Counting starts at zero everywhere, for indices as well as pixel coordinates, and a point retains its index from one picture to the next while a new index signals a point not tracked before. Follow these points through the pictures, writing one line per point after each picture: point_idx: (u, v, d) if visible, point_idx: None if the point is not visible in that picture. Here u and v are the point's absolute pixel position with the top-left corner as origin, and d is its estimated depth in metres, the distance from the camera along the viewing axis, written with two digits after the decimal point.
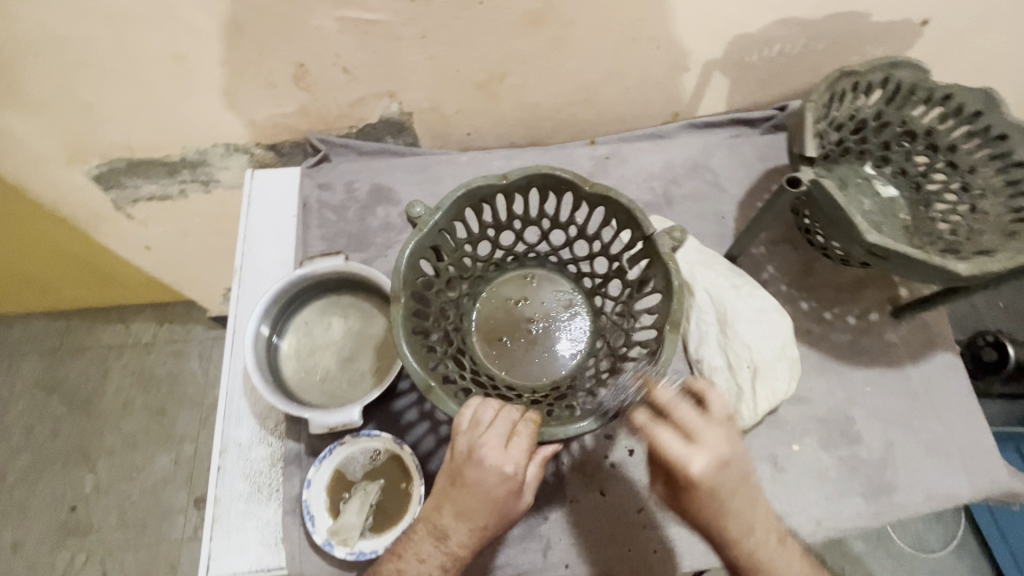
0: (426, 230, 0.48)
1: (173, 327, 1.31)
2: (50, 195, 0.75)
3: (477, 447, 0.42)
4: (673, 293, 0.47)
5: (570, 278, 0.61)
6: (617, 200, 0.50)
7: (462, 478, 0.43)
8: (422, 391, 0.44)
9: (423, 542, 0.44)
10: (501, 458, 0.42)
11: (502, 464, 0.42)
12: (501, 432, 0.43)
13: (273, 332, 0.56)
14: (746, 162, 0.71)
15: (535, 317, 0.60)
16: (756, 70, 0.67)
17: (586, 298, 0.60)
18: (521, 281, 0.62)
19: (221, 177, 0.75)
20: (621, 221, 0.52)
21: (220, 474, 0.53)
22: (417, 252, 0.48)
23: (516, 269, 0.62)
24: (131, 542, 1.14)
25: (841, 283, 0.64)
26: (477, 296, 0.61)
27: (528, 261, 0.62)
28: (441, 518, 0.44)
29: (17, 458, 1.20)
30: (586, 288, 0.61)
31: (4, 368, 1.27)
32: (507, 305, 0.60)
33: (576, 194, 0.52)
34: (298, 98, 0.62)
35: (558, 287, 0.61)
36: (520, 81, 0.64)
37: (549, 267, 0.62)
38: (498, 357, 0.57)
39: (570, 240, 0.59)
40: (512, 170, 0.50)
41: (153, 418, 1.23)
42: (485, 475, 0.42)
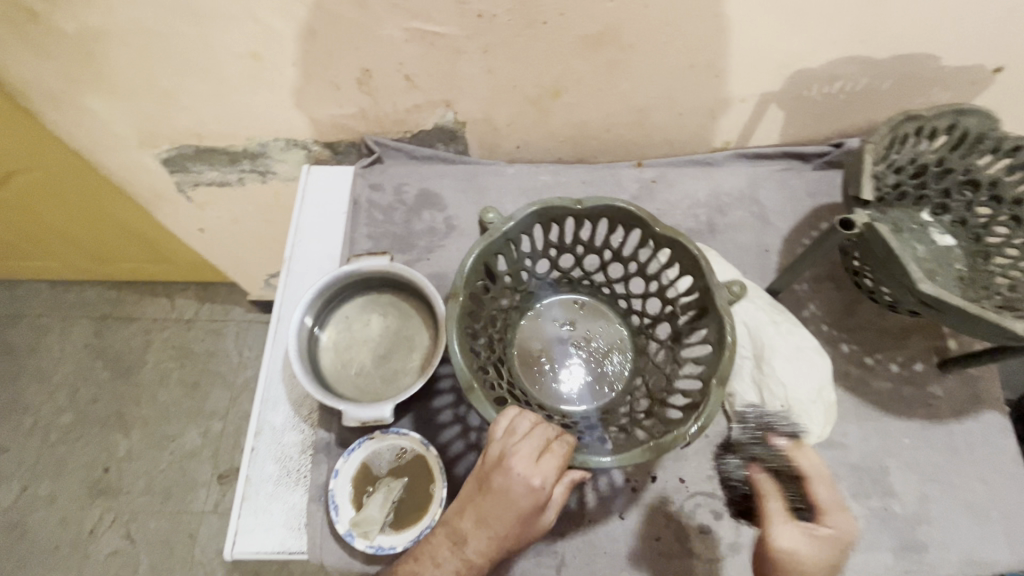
0: (494, 238, 0.50)
1: (214, 306, 1.37)
2: (121, 174, 0.80)
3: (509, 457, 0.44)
4: (726, 349, 0.46)
5: (619, 313, 0.62)
6: (684, 242, 0.50)
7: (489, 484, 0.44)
8: (463, 389, 0.45)
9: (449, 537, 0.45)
10: (528, 470, 0.43)
11: (530, 478, 0.43)
12: (536, 447, 0.43)
13: (316, 324, 0.58)
14: (795, 197, 0.70)
15: (576, 344, 0.60)
16: (814, 104, 0.66)
17: (631, 335, 0.61)
18: (571, 306, 0.62)
19: (278, 169, 0.79)
20: (683, 264, 0.52)
21: (254, 454, 0.56)
22: (478, 263, 0.49)
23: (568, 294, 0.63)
24: (155, 509, 1.18)
25: (885, 328, 0.62)
26: (523, 314, 0.61)
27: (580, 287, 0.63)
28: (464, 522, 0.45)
29: (60, 416, 1.26)
30: (633, 326, 0.61)
31: (57, 330, 1.34)
32: (553, 327, 0.61)
33: (642, 228, 0.53)
34: (359, 101, 0.64)
35: (606, 319, 0.62)
36: (575, 99, 0.64)
37: (601, 297, 0.62)
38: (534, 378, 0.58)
39: (626, 275, 0.59)
40: (585, 197, 0.51)
41: (188, 391, 1.29)
42: (511, 485, 0.43)
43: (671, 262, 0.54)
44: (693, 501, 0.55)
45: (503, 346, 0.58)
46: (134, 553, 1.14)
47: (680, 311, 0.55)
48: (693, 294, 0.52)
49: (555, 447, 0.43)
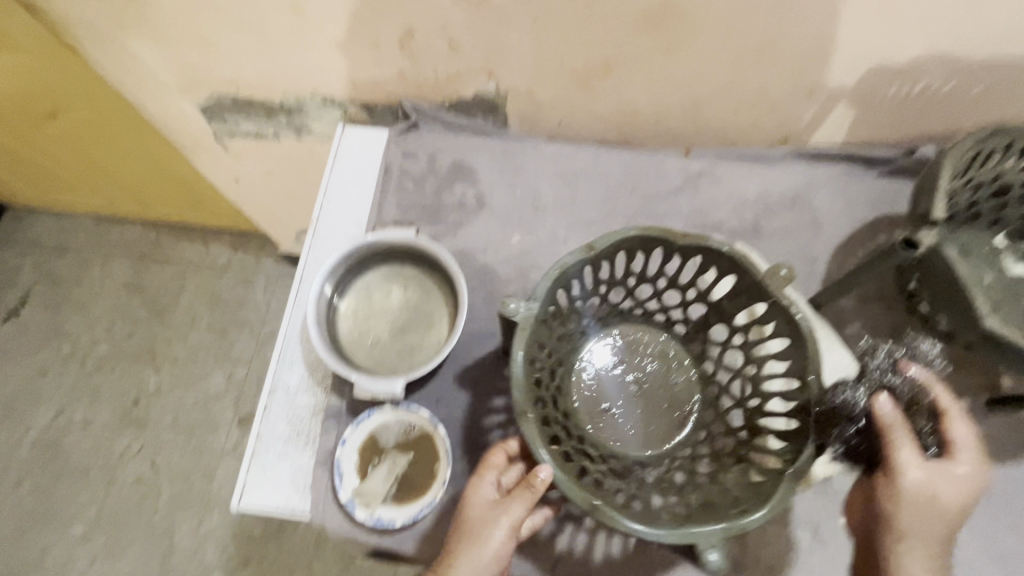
0: (537, 304, 0.45)
1: (246, 256, 1.39)
2: (162, 119, 0.81)
3: (472, 500, 0.46)
4: (806, 338, 0.45)
5: (660, 327, 0.59)
6: (753, 269, 0.48)
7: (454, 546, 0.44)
8: (587, 510, 0.40)
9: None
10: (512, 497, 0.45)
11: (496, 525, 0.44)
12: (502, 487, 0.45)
13: (335, 292, 0.58)
14: (853, 204, 0.65)
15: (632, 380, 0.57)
16: (889, 105, 0.60)
17: (682, 344, 0.58)
18: (604, 342, 0.58)
19: (313, 127, 0.77)
20: (752, 290, 0.50)
21: (266, 413, 0.56)
22: (551, 290, 0.46)
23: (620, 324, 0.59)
24: (179, 444, 1.24)
25: (933, 356, 0.58)
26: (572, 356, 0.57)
27: (611, 319, 0.59)
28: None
29: (98, 347, 1.32)
30: (681, 335, 0.59)
31: (99, 265, 1.40)
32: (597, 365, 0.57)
33: (709, 257, 0.50)
34: (400, 63, 0.62)
35: (654, 341, 0.59)
36: (624, 79, 0.60)
37: (636, 320, 0.59)
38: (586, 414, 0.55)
39: (659, 291, 0.56)
40: (635, 226, 0.47)
41: (216, 336, 1.33)
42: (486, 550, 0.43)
43: (737, 288, 0.51)
44: None
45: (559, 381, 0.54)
46: (157, 483, 1.21)
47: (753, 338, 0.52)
48: (770, 323, 0.50)
49: (614, 521, 0.40)
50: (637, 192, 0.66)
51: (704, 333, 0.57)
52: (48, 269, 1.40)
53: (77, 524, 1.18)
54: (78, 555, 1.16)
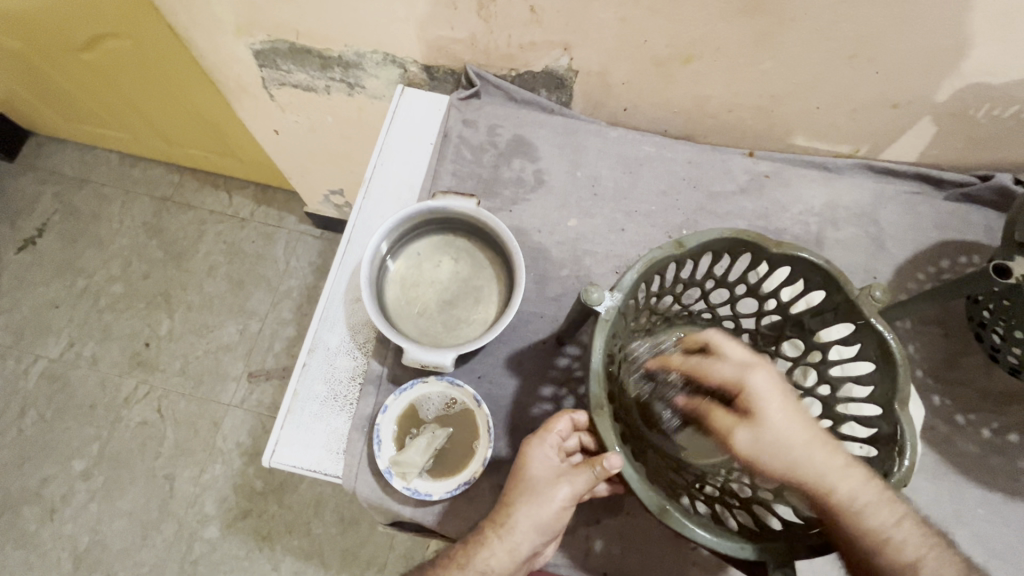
0: (622, 291, 0.44)
1: (270, 211, 1.37)
2: (210, 58, 0.78)
3: (531, 461, 0.45)
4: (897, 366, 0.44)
5: (726, 334, 0.58)
6: (843, 285, 0.46)
7: (512, 502, 0.44)
8: (657, 514, 0.41)
9: (486, 568, 0.43)
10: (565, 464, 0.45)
11: (558, 487, 0.44)
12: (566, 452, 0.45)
13: (388, 254, 0.56)
14: (920, 225, 0.63)
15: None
16: (975, 127, 0.58)
17: (749, 355, 0.57)
18: None
19: (368, 84, 0.75)
20: (840, 309, 0.48)
21: (304, 370, 0.55)
22: (637, 284, 0.45)
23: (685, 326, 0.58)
24: (187, 391, 1.23)
25: (988, 389, 0.57)
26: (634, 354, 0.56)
27: (679, 321, 0.58)
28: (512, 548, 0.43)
29: (112, 285, 1.31)
30: (747, 345, 0.58)
31: (119, 202, 1.37)
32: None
33: (798, 269, 0.49)
34: (474, 26, 0.59)
35: None
36: (706, 68, 0.58)
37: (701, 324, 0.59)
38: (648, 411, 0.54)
39: (733, 299, 0.55)
40: (726, 229, 0.46)
41: (232, 288, 1.31)
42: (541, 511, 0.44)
43: (823, 303, 0.50)
44: None
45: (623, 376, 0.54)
46: (161, 428, 1.20)
47: (832, 356, 0.51)
48: (855, 344, 0.48)
49: (683, 527, 0.41)
50: (700, 188, 0.64)
51: (775, 344, 0.56)
52: (67, 201, 1.37)
53: (78, 460, 1.18)
54: (77, 490, 1.16)
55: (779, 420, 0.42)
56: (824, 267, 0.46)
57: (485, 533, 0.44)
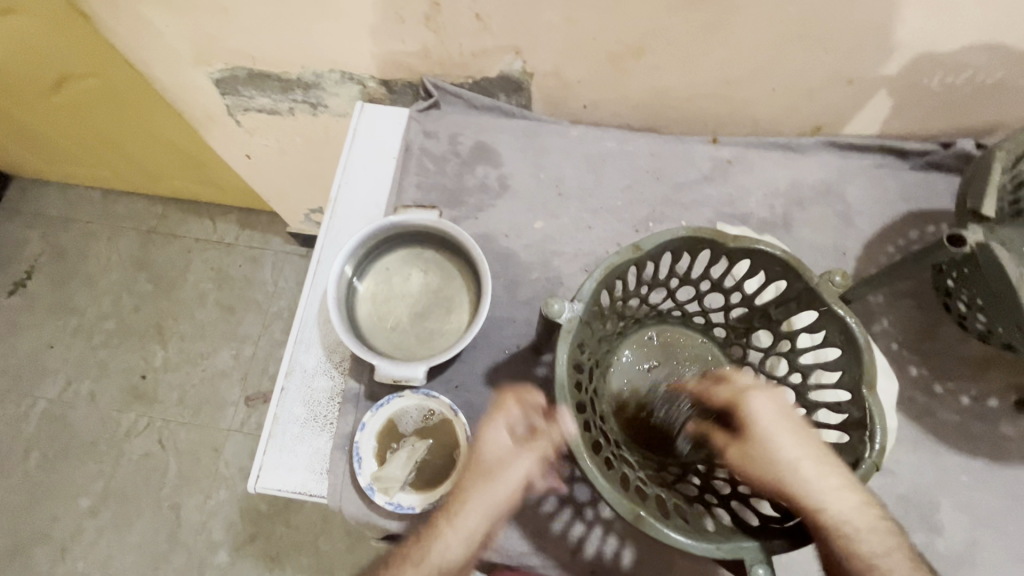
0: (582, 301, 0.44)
1: (254, 234, 1.38)
2: (174, 90, 0.79)
3: (484, 446, 0.48)
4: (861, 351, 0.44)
5: (698, 329, 0.58)
6: (802, 274, 0.46)
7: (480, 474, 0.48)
8: (630, 520, 0.38)
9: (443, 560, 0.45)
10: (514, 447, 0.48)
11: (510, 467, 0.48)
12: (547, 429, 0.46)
13: (354, 274, 0.56)
14: (886, 198, 0.63)
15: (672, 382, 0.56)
16: (930, 96, 0.58)
17: (723, 350, 0.58)
18: (643, 344, 0.58)
19: (330, 103, 0.75)
20: (802, 297, 0.48)
21: (283, 394, 0.55)
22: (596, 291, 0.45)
23: (657, 326, 0.59)
24: (186, 420, 1.24)
25: (964, 355, 0.57)
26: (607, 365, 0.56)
27: (650, 320, 0.58)
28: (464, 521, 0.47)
29: (105, 321, 1.32)
30: (719, 339, 0.58)
31: (105, 238, 1.38)
32: (634, 366, 0.57)
33: (757, 262, 0.49)
34: (424, 38, 0.60)
35: (692, 344, 0.58)
36: (657, 61, 0.58)
37: (673, 321, 0.59)
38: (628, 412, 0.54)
39: (701, 294, 0.55)
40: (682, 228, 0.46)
41: (223, 314, 1.32)
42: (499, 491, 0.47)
43: (786, 293, 0.50)
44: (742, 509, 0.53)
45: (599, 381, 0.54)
46: (164, 458, 1.21)
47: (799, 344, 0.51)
48: (821, 330, 0.49)
49: (662, 534, 0.38)
50: (664, 179, 0.64)
51: (745, 337, 0.56)
52: (53, 242, 1.38)
53: (84, 497, 1.19)
54: (85, 527, 1.17)
55: (779, 446, 0.42)
56: (782, 258, 0.47)
57: (438, 525, 0.47)
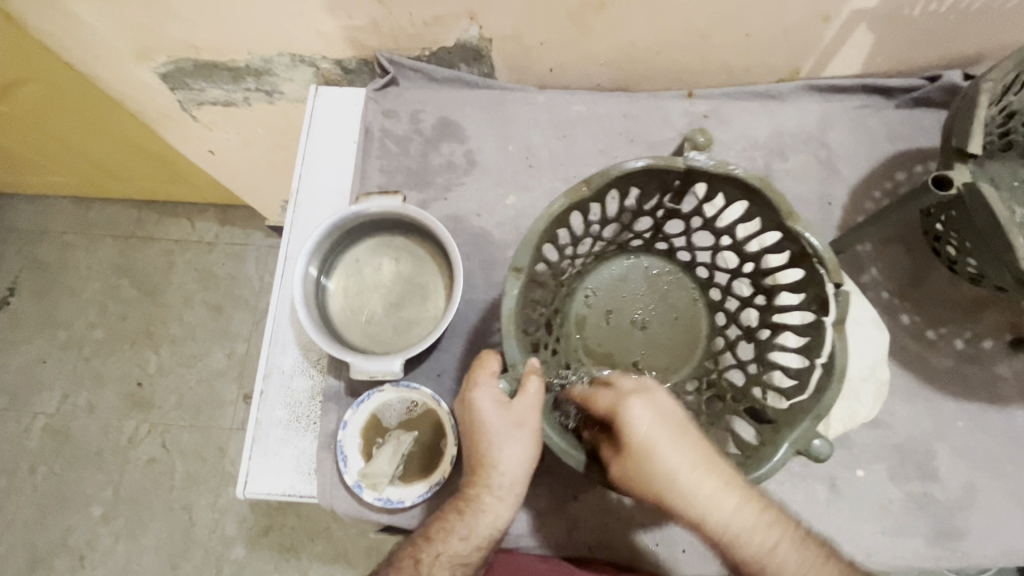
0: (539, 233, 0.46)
1: (234, 230, 1.35)
2: (121, 89, 0.75)
3: (476, 412, 0.45)
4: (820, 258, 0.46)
5: (661, 255, 0.61)
6: (774, 202, 0.48)
7: (478, 506, 0.46)
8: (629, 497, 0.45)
9: (486, 527, 0.46)
10: (495, 424, 0.45)
11: (504, 453, 0.45)
12: (525, 436, 0.45)
13: (322, 272, 0.54)
14: (871, 141, 0.60)
15: (639, 319, 0.60)
16: (913, 26, 0.54)
17: (687, 271, 0.61)
18: (609, 279, 0.61)
19: (285, 89, 0.71)
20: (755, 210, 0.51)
21: (263, 398, 0.54)
22: (532, 256, 0.46)
23: (618, 261, 0.61)
24: (187, 423, 1.24)
25: (956, 299, 0.56)
26: (570, 298, 0.60)
27: (610, 253, 0.61)
28: (461, 553, 0.46)
29: (93, 331, 1.30)
30: (683, 262, 0.61)
31: (83, 248, 1.35)
32: (596, 300, 0.60)
33: (719, 185, 0.50)
34: (371, 11, 0.55)
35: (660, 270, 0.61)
36: (620, 13, 0.54)
37: (634, 252, 0.61)
38: (592, 349, 0.59)
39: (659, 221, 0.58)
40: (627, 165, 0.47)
41: (211, 313, 1.31)
42: (502, 516, 0.47)
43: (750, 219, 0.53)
44: None
45: (557, 324, 0.58)
46: (170, 462, 1.22)
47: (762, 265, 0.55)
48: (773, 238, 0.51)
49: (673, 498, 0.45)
50: (638, 141, 0.61)
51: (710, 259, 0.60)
52: (31, 255, 1.36)
53: (95, 506, 1.20)
54: (101, 534, 1.18)
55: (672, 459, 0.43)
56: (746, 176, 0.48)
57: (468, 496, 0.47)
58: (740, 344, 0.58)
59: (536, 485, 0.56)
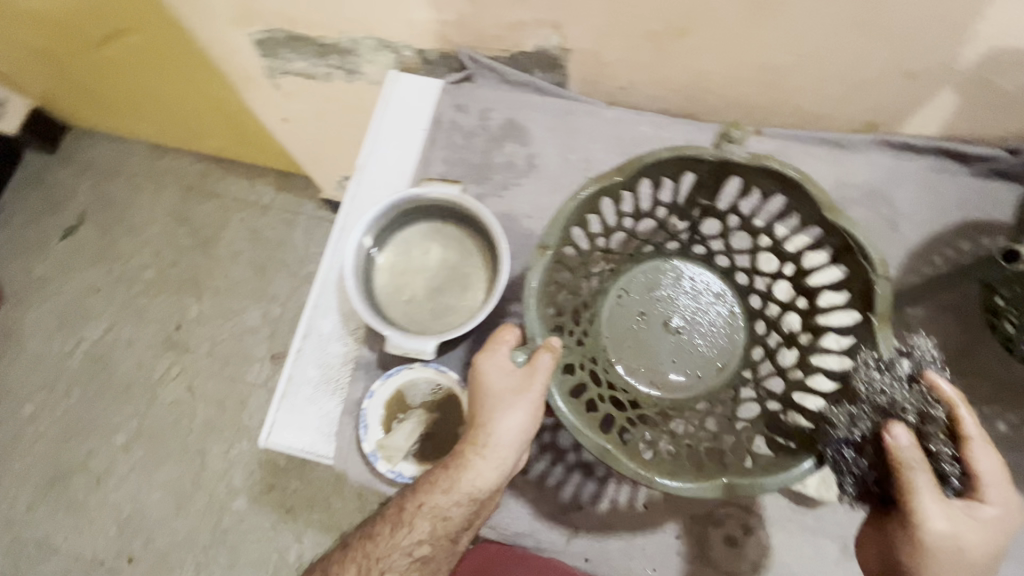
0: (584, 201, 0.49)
1: (289, 196, 1.41)
2: (215, 49, 0.80)
3: (486, 372, 0.48)
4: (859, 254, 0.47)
5: (698, 258, 0.65)
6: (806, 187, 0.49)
7: (466, 462, 0.47)
8: (642, 479, 0.44)
9: (471, 488, 0.47)
10: (499, 385, 0.47)
11: (504, 415, 0.46)
12: (526, 402, 0.46)
13: (374, 246, 0.56)
14: (939, 206, 0.59)
15: (674, 322, 0.64)
16: (1001, 96, 0.53)
17: (725, 276, 0.65)
18: (648, 279, 0.65)
19: (366, 70, 0.75)
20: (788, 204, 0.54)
21: (298, 355, 0.57)
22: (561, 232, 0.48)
23: (653, 263, 0.66)
24: (215, 372, 1.29)
25: (1006, 380, 0.54)
26: (604, 295, 0.64)
27: (654, 254, 0.65)
28: (442, 506, 0.48)
29: (146, 270, 1.38)
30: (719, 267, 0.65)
31: (149, 191, 1.43)
32: (630, 301, 0.64)
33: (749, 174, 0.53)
34: (461, 8, 0.58)
35: (700, 276, 0.65)
36: (701, 43, 0.55)
37: (672, 253, 0.65)
38: (621, 344, 0.63)
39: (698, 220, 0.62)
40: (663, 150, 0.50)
41: (255, 272, 1.36)
42: (485, 478, 0.47)
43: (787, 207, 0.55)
44: (724, 511, 0.56)
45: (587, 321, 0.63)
46: (192, 405, 1.27)
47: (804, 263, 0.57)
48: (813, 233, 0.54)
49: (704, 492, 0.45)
50: None
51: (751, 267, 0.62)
52: (103, 191, 1.44)
53: (118, 435, 1.26)
54: (118, 462, 1.24)
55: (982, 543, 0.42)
56: (777, 168, 0.50)
57: (466, 456, 0.47)
58: (780, 350, 0.60)
59: (540, 491, 0.57)
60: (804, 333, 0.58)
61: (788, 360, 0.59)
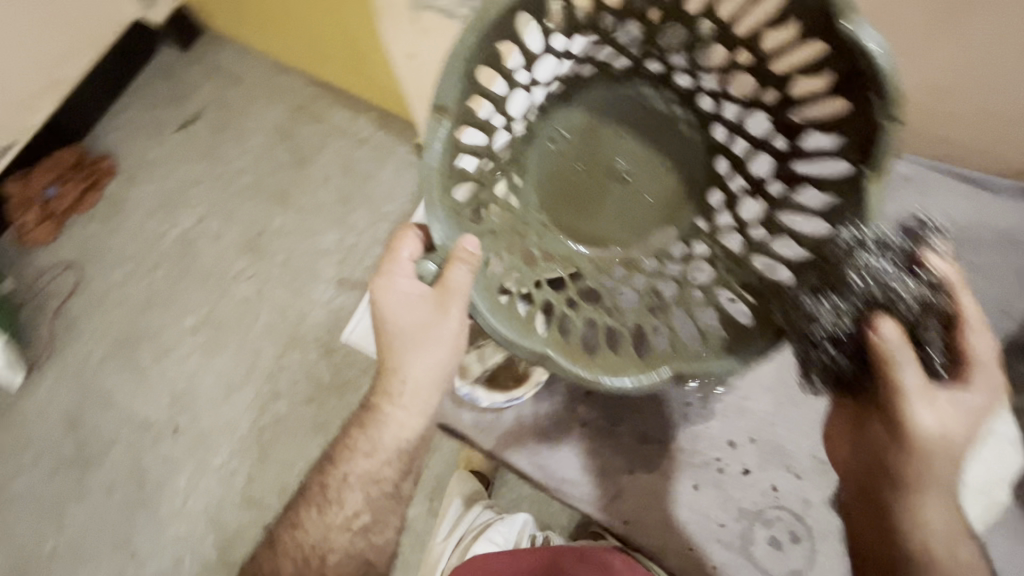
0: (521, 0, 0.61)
1: (386, 135, 1.46)
2: None
3: (385, 280, 0.70)
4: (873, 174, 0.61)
5: (681, 104, 0.78)
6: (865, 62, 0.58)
7: (376, 418, 0.76)
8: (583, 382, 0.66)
9: (386, 448, 0.77)
10: (401, 288, 0.69)
11: (405, 320, 0.69)
12: (434, 330, 0.69)
13: None
14: None
15: (621, 163, 0.79)
16: None
17: (683, 115, 0.79)
18: (616, 129, 0.79)
19: None
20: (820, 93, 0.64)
21: None
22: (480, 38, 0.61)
23: (630, 90, 0.79)
24: (284, 281, 1.37)
25: None
26: (555, 98, 0.80)
27: (645, 87, 0.79)
28: (363, 478, 0.78)
29: (244, 175, 1.47)
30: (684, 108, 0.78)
31: (262, 103, 1.52)
32: (566, 108, 0.80)
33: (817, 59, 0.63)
34: None
35: (683, 121, 0.79)
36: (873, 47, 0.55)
37: (662, 94, 0.79)
38: (572, 154, 0.80)
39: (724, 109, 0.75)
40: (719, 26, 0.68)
41: (340, 199, 1.42)
42: (393, 435, 0.76)
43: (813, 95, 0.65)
44: None
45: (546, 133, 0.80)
46: (258, 307, 1.35)
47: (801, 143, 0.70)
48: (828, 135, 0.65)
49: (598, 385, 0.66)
50: None
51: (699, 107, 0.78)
52: (222, 94, 1.54)
53: (188, 317, 1.36)
54: (183, 341, 1.34)
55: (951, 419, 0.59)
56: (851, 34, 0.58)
57: (376, 408, 0.76)
58: (726, 198, 0.79)
59: None
60: (771, 184, 0.74)
61: (746, 215, 0.79)
